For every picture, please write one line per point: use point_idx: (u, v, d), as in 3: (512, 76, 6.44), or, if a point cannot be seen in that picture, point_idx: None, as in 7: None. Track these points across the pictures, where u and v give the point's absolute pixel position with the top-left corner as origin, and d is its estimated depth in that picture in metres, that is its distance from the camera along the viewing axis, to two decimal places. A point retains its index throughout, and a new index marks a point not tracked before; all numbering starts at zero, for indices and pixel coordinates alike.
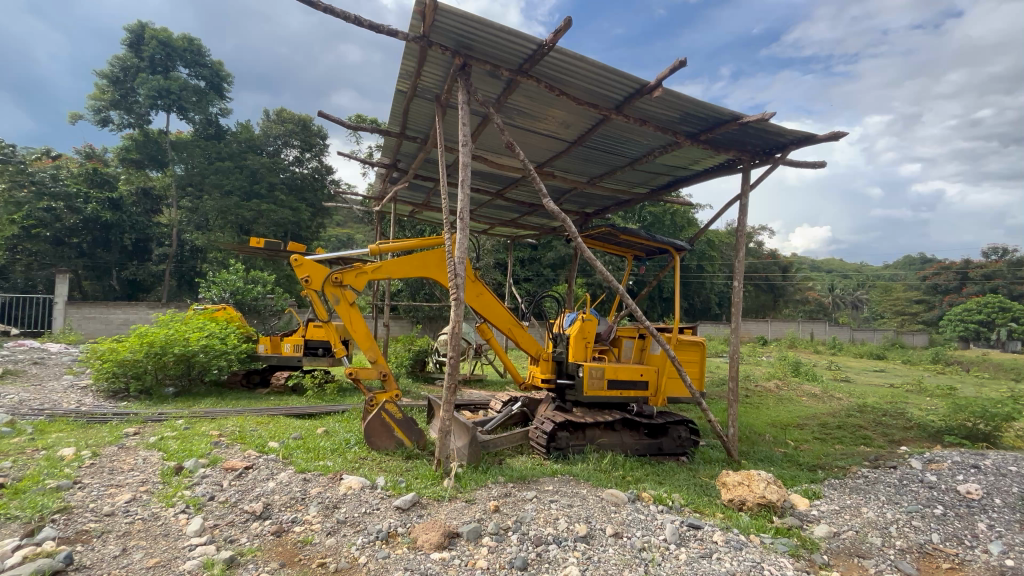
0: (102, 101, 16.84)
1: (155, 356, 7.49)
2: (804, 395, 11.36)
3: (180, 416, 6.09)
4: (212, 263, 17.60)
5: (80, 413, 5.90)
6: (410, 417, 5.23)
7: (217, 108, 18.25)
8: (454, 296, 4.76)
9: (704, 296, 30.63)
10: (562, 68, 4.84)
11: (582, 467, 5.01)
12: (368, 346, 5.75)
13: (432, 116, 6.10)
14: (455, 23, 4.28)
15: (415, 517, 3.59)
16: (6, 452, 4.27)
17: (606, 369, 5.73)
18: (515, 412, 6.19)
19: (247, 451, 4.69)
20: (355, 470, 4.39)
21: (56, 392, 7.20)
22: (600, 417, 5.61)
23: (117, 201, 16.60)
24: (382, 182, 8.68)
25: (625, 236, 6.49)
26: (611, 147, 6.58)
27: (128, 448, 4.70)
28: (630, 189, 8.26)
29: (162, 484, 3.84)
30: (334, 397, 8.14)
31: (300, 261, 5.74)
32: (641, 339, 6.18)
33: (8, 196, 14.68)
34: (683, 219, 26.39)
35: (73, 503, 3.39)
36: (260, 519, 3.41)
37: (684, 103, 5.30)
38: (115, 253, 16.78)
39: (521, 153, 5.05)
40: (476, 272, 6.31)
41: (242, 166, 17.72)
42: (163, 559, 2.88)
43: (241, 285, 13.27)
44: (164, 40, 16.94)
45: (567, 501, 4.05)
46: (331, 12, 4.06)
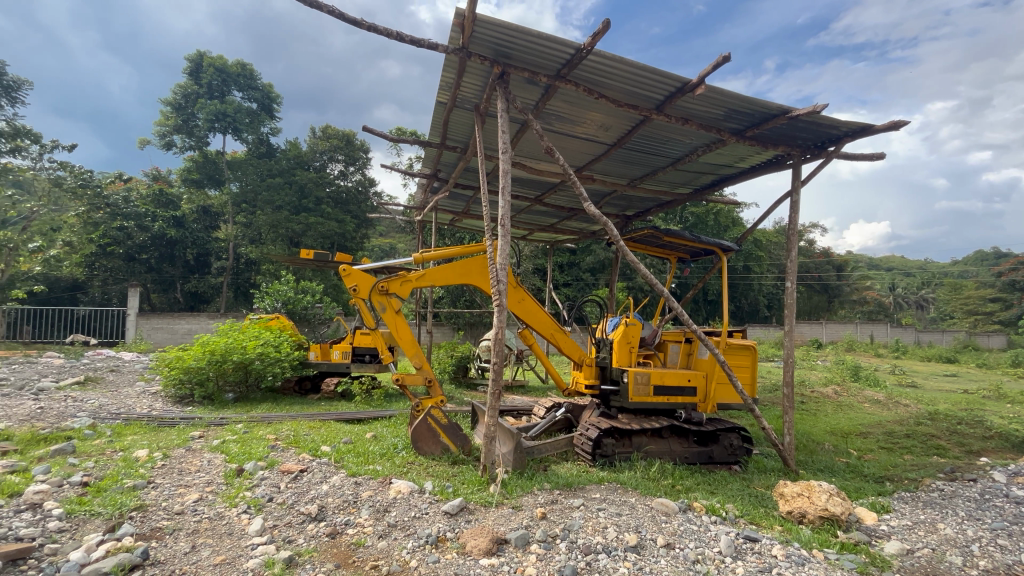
0: (167, 127, 18.11)
1: (216, 364, 7.92)
2: (866, 401, 10.68)
3: (240, 420, 6.43)
4: (265, 275, 18.50)
5: (151, 417, 6.33)
6: (456, 422, 5.28)
7: (269, 128, 19.26)
8: (496, 302, 4.76)
9: (752, 298, 29.45)
10: (601, 71, 4.81)
11: (629, 475, 4.90)
12: (414, 353, 5.87)
13: (471, 125, 6.19)
14: (493, 33, 4.34)
15: (463, 522, 3.62)
16: (89, 453, 4.65)
17: (651, 375, 5.59)
18: (560, 419, 6.15)
19: (302, 455, 4.89)
20: (404, 474, 4.48)
21: (130, 397, 7.78)
22: (646, 424, 5.47)
23: (180, 219, 17.82)
24: (424, 192, 8.88)
25: (667, 238, 6.34)
26: (652, 147, 6.46)
27: (194, 450, 5.00)
28: (672, 189, 8.08)
29: (226, 485, 4.06)
30: (381, 403, 8.37)
31: (348, 270, 5.94)
32: (688, 344, 6.02)
33: (88, 218, 16.26)
34: (728, 219, 25.49)
35: (148, 502, 3.63)
36: (316, 520, 3.53)
37: (729, 100, 5.16)
38: (179, 267, 17.95)
39: (561, 157, 4.98)
40: (517, 278, 6.32)
41: (292, 182, 18.59)
42: (228, 557, 3.03)
43: (291, 295, 13.87)
44: (220, 67, 18.12)
45: (616, 509, 3.97)
46: (374, 30, 4.22)
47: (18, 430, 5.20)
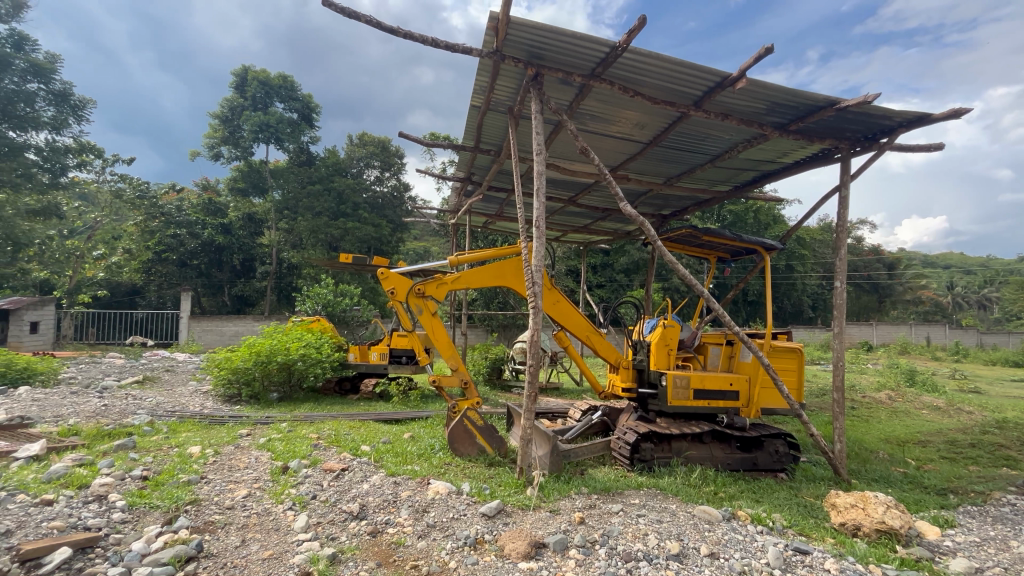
0: (215, 138, 19.02)
1: (262, 364, 8.20)
2: (925, 408, 10.03)
3: (283, 420, 6.65)
4: (306, 279, 19.15)
5: (202, 415, 6.64)
6: (492, 424, 5.30)
7: (308, 137, 19.94)
8: (532, 305, 4.73)
9: (795, 299, 28.28)
10: (636, 68, 4.73)
11: (670, 481, 4.77)
12: (450, 355, 5.92)
13: (505, 128, 6.20)
14: (527, 35, 4.32)
15: (501, 525, 3.61)
16: (148, 448, 4.92)
17: (691, 378, 5.44)
18: (596, 422, 6.07)
19: (342, 454, 5.00)
20: (442, 475, 4.53)
21: (184, 395, 8.19)
22: (686, 429, 5.32)
23: (228, 226, 18.50)
24: (458, 196, 8.97)
25: (707, 237, 6.18)
26: (690, 145, 6.30)
27: (242, 447, 5.21)
28: (711, 187, 7.85)
29: (272, 482, 4.21)
30: (417, 404, 8.51)
31: (386, 274, 6.06)
32: (729, 346, 5.82)
33: (145, 227, 17.37)
34: (768, 216, 24.60)
35: (201, 496, 3.81)
36: (357, 519, 3.60)
37: (771, 93, 4.97)
38: (227, 272, 18.75)
39: (596, 157, 4.90)
40: (552, 279, 6.28)
41: (330, 189, 19.07)
42: (276, 551, 3.14)
43: (331, 297, 14.32)
44: (263, 80, 18.92)
45: (656, 516, 3.88)
46: (410, 37, 4.29)
47: (85, 425, 5.58)
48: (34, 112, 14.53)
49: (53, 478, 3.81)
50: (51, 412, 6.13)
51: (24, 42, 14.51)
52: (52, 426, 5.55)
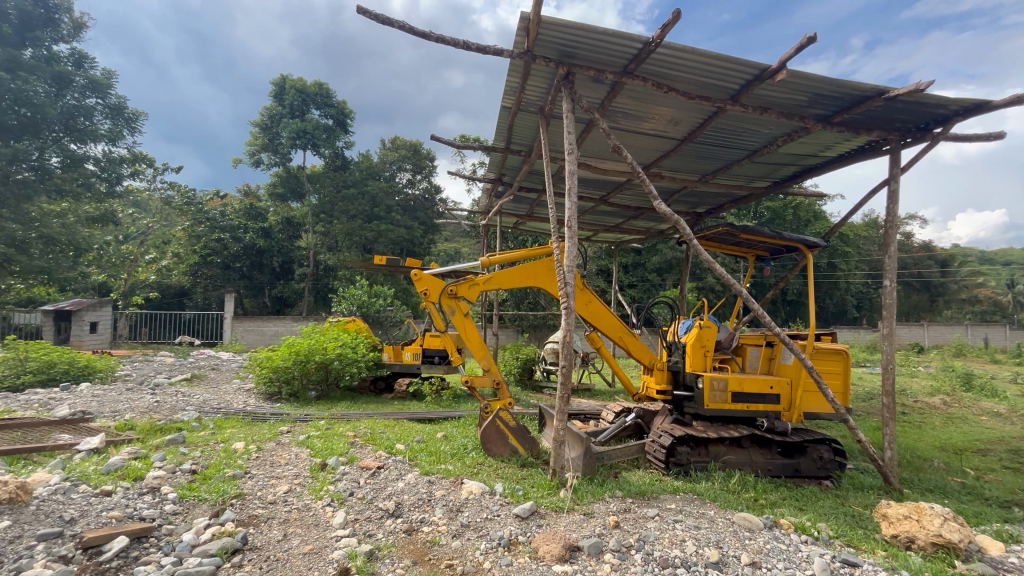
0: (256, 146, 19.74)
1: (301, 363, 8.46)
2: (984, 414, 9.41)
3: (322, 417, 6.84)
4: (341, 280, 19.65)
5: (246, 412, 6.90)
6: (524, 425, 5.30)
7: (343, 142, 20.46)
8: (565, 305, 4.69)
9: (838, 298, 27.08)
10: (670, 63, 4.63)
11: (707, 486, 4.64)
12: (482, 355, 5.95)
13: (535, 128, 6.18)
14: (558, 34, 4.30)
15: (535, 526, 3.60)
16: (196, 443, 5.16)
17: (729, 381, 5.27)
18: (629, 424, 5.98)
19: (378, 452, 5.11)
20: (474, 475, 4.55)
21: (229, 393, 8.54)
22: (724, 433, 5.16)
23: (268, 230, 18.98)
24: (488, 197, 8.99)
25: (745, 235, 5.96)
26: (726, 140, 6.12)
27: (283, 443, 5.39)
28: (748, 183, 7.60)
29: (311, 478, 4.33)
30: (449, 403, 8.61)
31: (419, 275, 6.14)
32: (769, 347, 5.62)
33: (192, 232, 18.05)
34: (808, 212, 23.63)
35: (245, 490, 3.96)
36: (393, 516, 3.65)
37: (813, 84, 4.76)
38: (267, 274, 19.33)
39: (629, 155, 4.81)
40: (584, 280, 6.22)
41: (364, 192, 19.52)
42: (315, 546, 3.22)
43: (365, 298, 14.69)
44: (300, 88, 19.54)
45: (693, 522, 3.78)
46: (442, 40, 4.33)
47: (140, 421, 5.90)
48: (93, 125, 15.47)
49: (112, 470, 4.04)
50: (109, 407, 6.52)
51: (83, 61, 15.58)
52: (110, 420, 5.91)
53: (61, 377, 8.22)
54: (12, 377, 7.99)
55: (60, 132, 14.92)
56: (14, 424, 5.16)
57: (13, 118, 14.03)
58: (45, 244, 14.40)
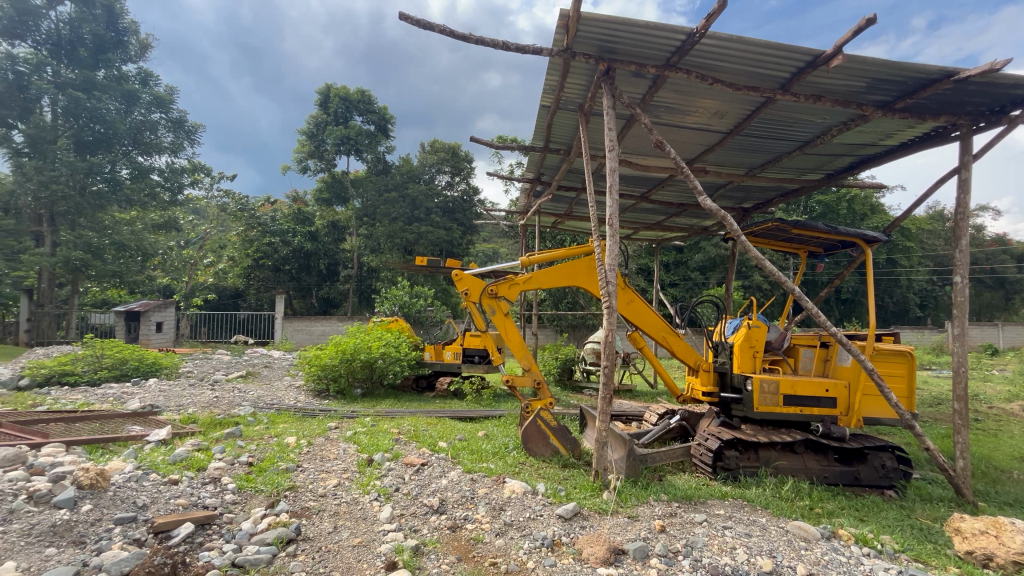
0: (303, 153, 20.49)
1: (347, 362, 8.73)
2: None
3: (367, 414, 7.04)
4: (384, 281, 20.15)
5: (297, 408, 7.20)
6: (565, 425, 5.27)
7: (384, 147, 21.00)
8: (606, 305, 4.62)
9: (899, 296, 25.38)
10: (715, 53, 4.48)
11: (758, 492, 4.46)
12: (523, 355, 5.94)
13: (575, 126, 6.12)
14: (599, 29, 4.24)
15: (578, 527, 3.57)
16: (252, 436, 5.43)
17: (781, 383, 5.03)
18: (674, 426, 5.81)
19: (422, 449, 5.22)
20: (516, 474, 4.56)
21: (281, 390, 8.95)
22: (776, 437, 4.94)
23: (314, 234, 19.71)
24: (527, 197, 8.99)
25: (797, 231, 5.68)
26: (776, 132, 5.86)
27: (331, 439, 5.58)
28: (799, 176, 7.24)
29: (359, 473, 4.46)
30: (490, 403, 8.69)
31: (460, 275, 6.20)
32: (824, 348, 5.33)
33: (246, 236, 18.93)
34: (865, 205, 22.23)
35: (298, 483, 4.13)
36: (437, 512, 3.71)
37: (871, 68, 4.49)
38: (314, 276, 20.06)
39: (672, 150, 4.69)
40: (625, 278, 6.11)
41: (405, 196, 19.92)
42: (364, 539, 3.32)
43: (407, 299, 15.04)
44: (344, 96, 20.20)
45: (744, 529, 3.64)
46: (482, 42, 4.37)
47: (202, 415, 6.27)
48: (157, 138, 16.60)
49: (178, 460, 4.32)
50: (174, 402, 6.96)
51: (149, 79, 16.77)
52: (175, 414, 6.31)
53: (132, 373, 8.86)
54: (90, 372, 8.67)
55: (129, 146, 16.08)
56: (92, 416, 5.59)
57: (89, 134, 15.25)
58: (117, 250, 15.64)
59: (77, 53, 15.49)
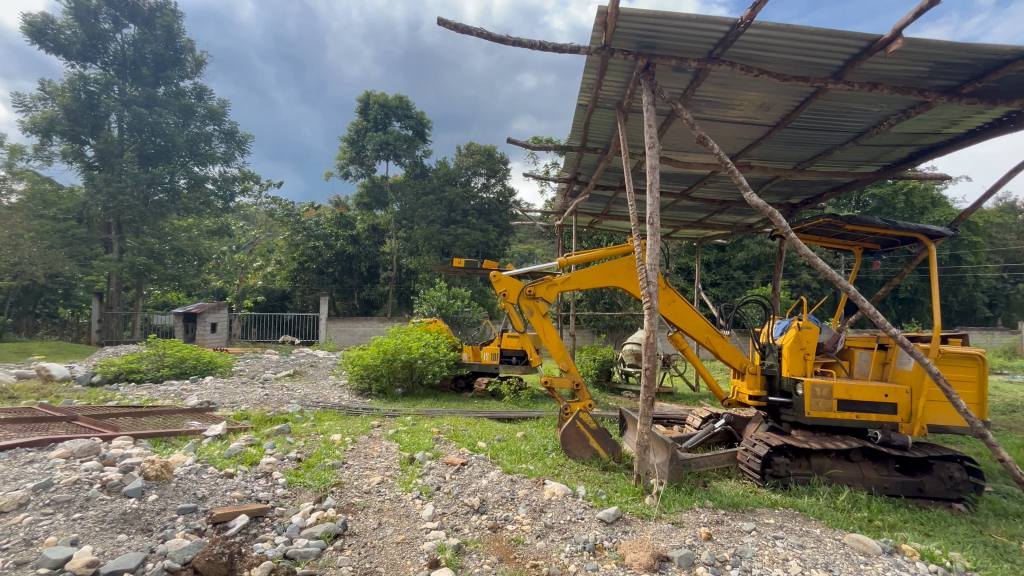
0: (345, 159, 21.12)
1: (388, 362, 8.91)
2: None
3: (408, 413, 7.20)
4: (422, 282, 20.48)
5: (341, 406, 7.43)
6: (605, 428, 5.19)
7: (422, 151, 21.37)
8: (647, 305, 4.52)
9: (964, 296, 23.65)
10: (761, 44, 4.31)
11: (810, 502, 4.25)
12: (562, 357, 5.90)
13: (613, 124, 6.03)
14: (638, 25, 4.16)
15: (620, 532, 3.51)
16: (300, 433, 5.64)
17: (835, 387, 4.78)
18: (719, 431, 5.62)
19: (461, 448, 5.27)
20: (556, 476, 4.53)
21: (326, 388, 9.24)
22: (830, 444, 4.68)
23: (356, 237, 20.14)
24: (564, 197, 8.93)
25: (851, 226, 5.38)
26: (827, 123, 5.58)
27: (375, 436, 5.73)
28: (853, 168, 6.87)
29: (401, 471, 4.55)
30: (528, 403, 8.68)
31: (498, 276, 6.21)
32: (883, 351, 5.02)
33: (292, 241, 19.69)
34: (925, 199, 20.83)
35: (343, 479, 4.26)
36: (478, 512, 3.74)
37: (935, 51, 4.20)
38: (356, 278, 20.59)
39: (716, 145, 4.52)
40: (666, 278, 5.97)
41: (442, 198, 20.21)
42: (407, 537, 3.39)
43: (444, 300, 15.27)
44: (383, 103, 20.71)
45: (797, 540, 3.47)
46: (519, 43, 4.37)
47: (254, 411, 6.57)
48: (211, 149, 17.57)
49: (233, 454, 4.54)
50: (228, 399, 7.33)
51: (203, 93, 17.78)
52: (229, 410, 6.64)
53: (190, 371, 9.41)
54: (154, 370, 9.25)
55: (186, 157, 17.03)
56: (156, 411, 5.96)
57: (151, 147, 16.29)
58: (176, 255, 16.60)
59: (140, 72, 16.60)
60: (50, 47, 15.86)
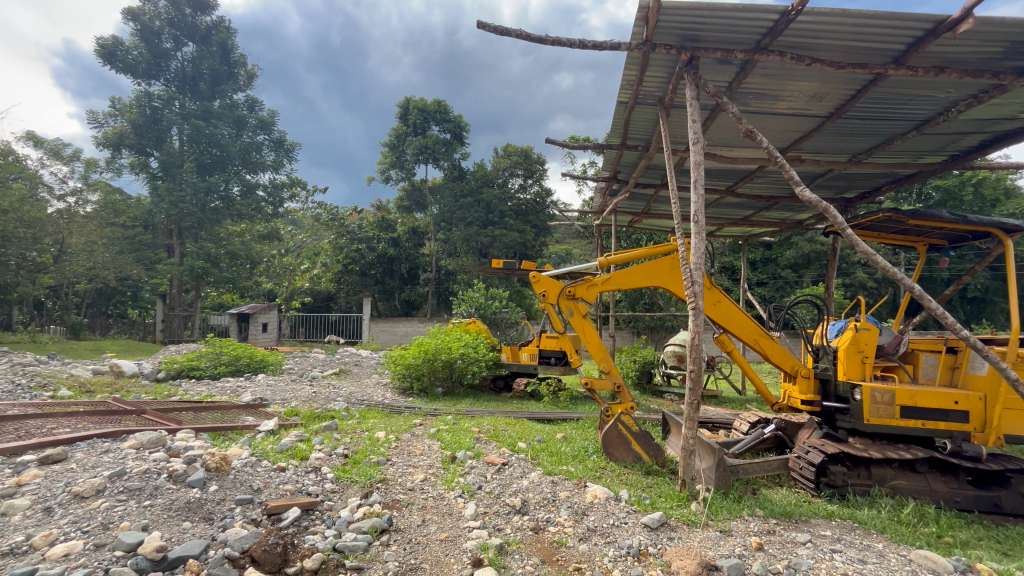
0: (386, 164, 21.67)
1: (429, 361, 9.06)
2: None
3: (449, 412, 7.30)
4: (461, 283, 20.67)
5: (385, 405, 7.62)
6: (647, 431, 5.09)
7: (460, 153, 21.64)
8: (692, 306, 4.38)
9: None
10: (814, 31, 4.11)
11: (871, 514, 4.01)
12: (602, 358, 5.82)
13: (654, 120, 5.90)
14: (681, 18, 4.05)
15: (666, 539, 3.43)
16: (346, 430, 5.83)
17: (897, 393, 4.47)
18: (768, 436, 5.39)
19: (502, 448, 5.29)
20: (598, 479, 4.47)
21: (369, 387, 9.49)
22: (892, 453, 4.40)
23: (396, 240, 20.56)
24: (603, 196, 8.82)
25: (915, 222, 5.04)
26: (886, 111, 5.25)
27: (417, 435, 5.84)
28: (915, 159, 6.44)
29: (443, 469, 4.62)
30: (567, 405, 8.63)
31: (538, 277, 6.19)
32: (952, 355, 4.65)
33: (336, 244, 20.35)
34: (997, 189, 19.21)
35: (388, 476, 4.37)
36: (520, 513, 3.74)
37: (1012, 30, 3.87)
38: (397, 279, 21.01)
39: (764, 138, 4.34)
40: (712, 278, 5.78)
41: (480, 200, 20.39)
42: (450, 535, 3.43)
43: (482, 301, 15.40)
44: (422, 108, 21.10)
45: (858, 554, 3.28)
46: (557, 43, 4.35)
47: (303, 408, 6.85)
48: (262, 157, 18.45)
49: (284, 449, 4.74)
50: (280, 396, 7.68)
51: (255, 105, 18.72)
52: (280, 407, 6.95)
53: (245, 368, 9.91)
54: (211, 367, 9.80)
55: (239, 166, 17.94)
56: (215, 406, 6.32)
57: (208, 157, 17.28)
58: (231, 258, 17.52)
59: (198, 86, 17.65)
60: (120, 67, 17.09)
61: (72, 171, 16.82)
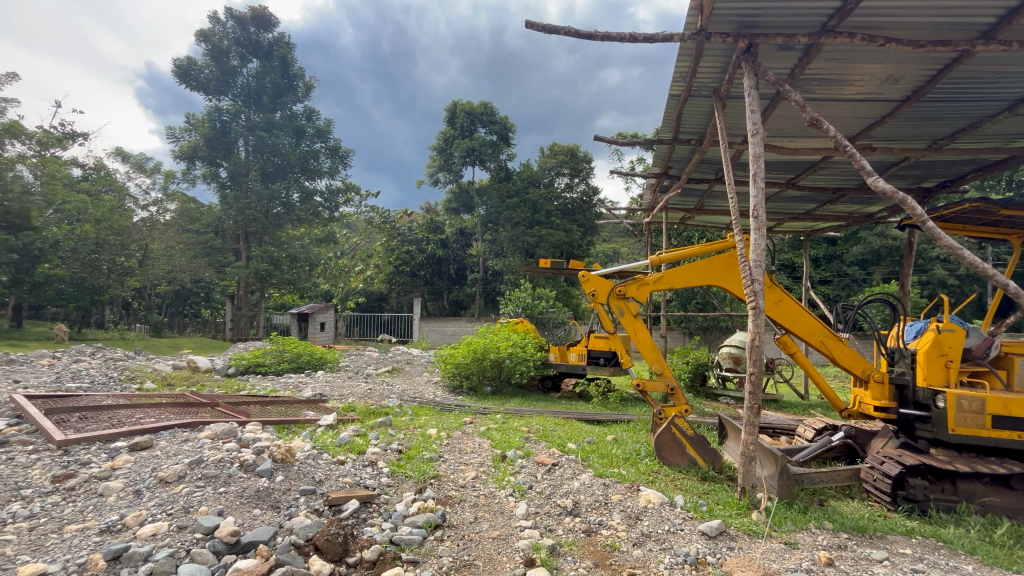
0: (434, 167, 22.12)
1: (478, 361, 9.18)
2: None
3: (498, 411, 7.35)
4: (508, 284, 20.70)
5: (436, 402, 7.78)
6: (704, 435, 4.90)
7: (506, 154, 21.73)
8: (752, 306, 4.17)
9: None
10: (887, 8, 3.81)
11: (958, 533, 3.67)
12: (655, 359, 5.66)
13: (709, 112, 5.67)
14: (738, 5, 3.87)
15: (725, 548, 3.29)
16: (400, 426, 6.01)
17: (988, 401, 4.06)
18: (837, 444, 5.05)
19: (552, 449, 5.27)
20: (651, 483, 4.36)
21: (420, 385, 9.73)
22: (983, 467, 4.01)
23: (445, 241, 20.98)
24: (653, 193, 8.58)
25: (1007, 213, 4.57)
26: (972, 91, 4.79)
27: (467, 433, 5.92)
28: (1006, 143, 5.83)
29: (494, 467, 4.66)
30: (617, 406, 8.49)
31: (587, 276, 6.08)
32: None
33: (388, 246, 20.98)
34: None
35: (441, 472, 4.46)
36: (572, 514, 3.71)
37: None
38: (446, 280, 21.38)
39: (831, 126, 4.07)
40: (772, 276, 5.48)
41: (526, 200, 20.37)
42: (503, 533, 3.46)
43: (529, 300, 15.41)
44: (469, 110, 21.38)
45: None
46: (606, 38, 4.28)
47: (359, 404, 7.14)
48: (319, 165, 19.34)
49: (343, 443, 4.94)
50: (338, 392, 8.03)
51: (312, 114, 19.69)
52: (338, 402, 7.27)
53: (305, 365, 10.44)
54: (275, 364, 10.36)
55: (299, 173, 18.92)
56: (279, 401, 6.69)
57: (271, 165, 18.32)
58: (291, 261, 18.52)
59: (261, 99, 18.77)
60: (193, 85, 18.46)
61: (153, 182, 18.35)
